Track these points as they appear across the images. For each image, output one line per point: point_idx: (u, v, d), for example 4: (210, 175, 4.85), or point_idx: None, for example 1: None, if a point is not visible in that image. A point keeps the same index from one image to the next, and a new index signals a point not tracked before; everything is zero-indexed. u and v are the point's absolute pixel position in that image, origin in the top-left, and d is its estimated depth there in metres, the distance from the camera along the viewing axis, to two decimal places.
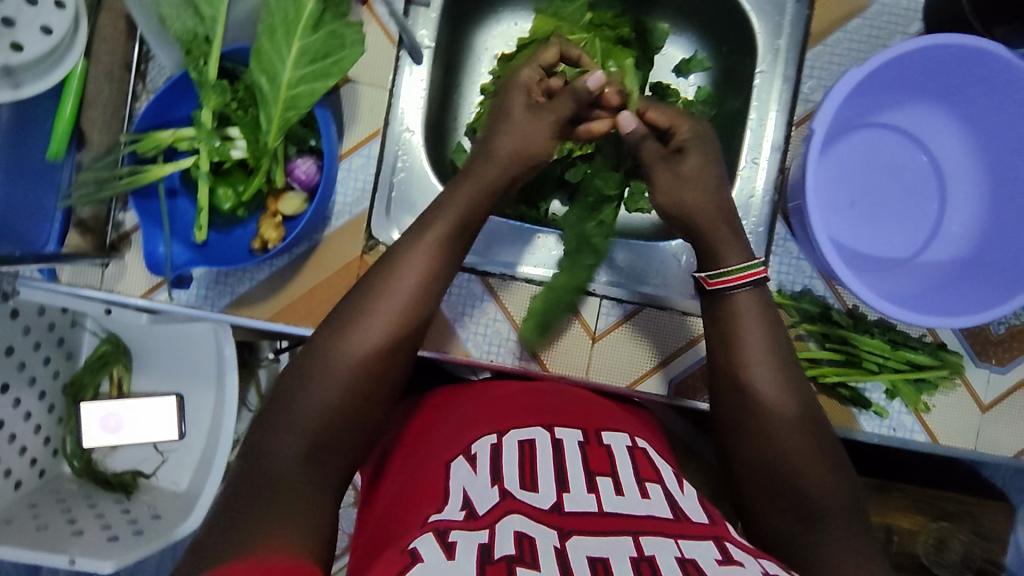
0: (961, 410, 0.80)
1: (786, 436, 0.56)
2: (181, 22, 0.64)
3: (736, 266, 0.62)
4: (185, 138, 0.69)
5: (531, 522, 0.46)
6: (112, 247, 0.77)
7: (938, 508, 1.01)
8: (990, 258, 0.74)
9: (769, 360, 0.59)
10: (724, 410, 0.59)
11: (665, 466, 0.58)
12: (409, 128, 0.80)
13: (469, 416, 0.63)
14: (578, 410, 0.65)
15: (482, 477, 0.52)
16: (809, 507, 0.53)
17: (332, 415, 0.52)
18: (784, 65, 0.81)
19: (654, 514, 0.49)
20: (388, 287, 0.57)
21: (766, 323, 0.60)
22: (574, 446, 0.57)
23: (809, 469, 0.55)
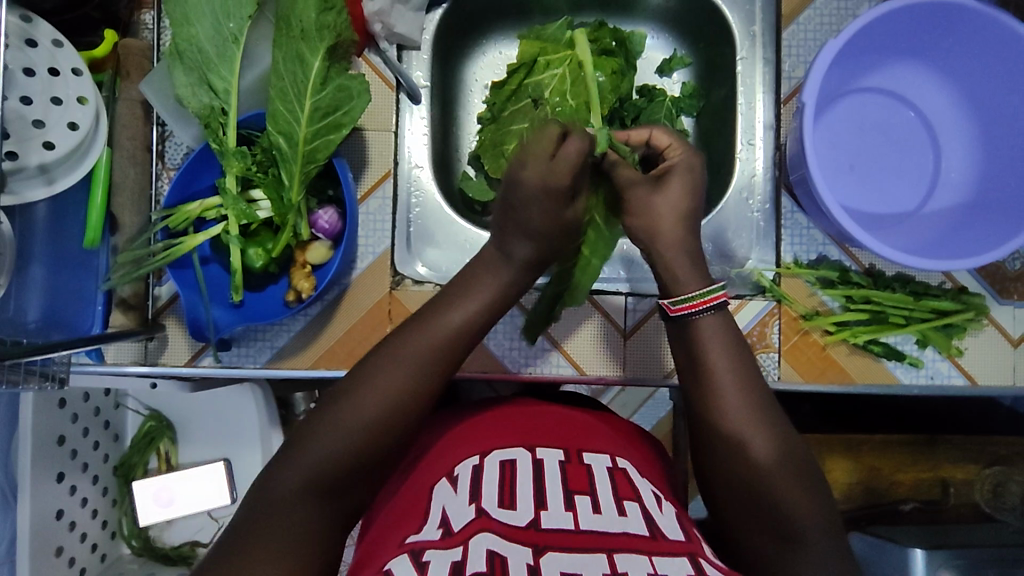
0: (993, 349, 0.82)
1: (762, 454, 0.57)
2: (198, 99, 0.68)
3: (698, 291, 0.63)
4: (212, 207, 0.73)
5: (504, 540, 0.51)
6: (155, 320, 0.78)
7: (989, 453, 1.02)
8: (991, 197, 0.77)
9: (736, 373, 0.60)
10: (701, 427, 0.61)
11: (642, 485, 0.62)
12: (417, 164, 0.84)
13: (461, 437, 0.68)
14: (562, 426, 0.69)
15: (462, 496, 0.57)
16: (786, 527, 0.54)
17: (342, 460, 0.53)
18: (762, 49, 0.85)
19: (632, 531, 0.53)
20: (409, 342, 0.57)
21: (731, 339, 0.62)
22: (553, 465, 0.61)
23: (785, 487, 0.56)
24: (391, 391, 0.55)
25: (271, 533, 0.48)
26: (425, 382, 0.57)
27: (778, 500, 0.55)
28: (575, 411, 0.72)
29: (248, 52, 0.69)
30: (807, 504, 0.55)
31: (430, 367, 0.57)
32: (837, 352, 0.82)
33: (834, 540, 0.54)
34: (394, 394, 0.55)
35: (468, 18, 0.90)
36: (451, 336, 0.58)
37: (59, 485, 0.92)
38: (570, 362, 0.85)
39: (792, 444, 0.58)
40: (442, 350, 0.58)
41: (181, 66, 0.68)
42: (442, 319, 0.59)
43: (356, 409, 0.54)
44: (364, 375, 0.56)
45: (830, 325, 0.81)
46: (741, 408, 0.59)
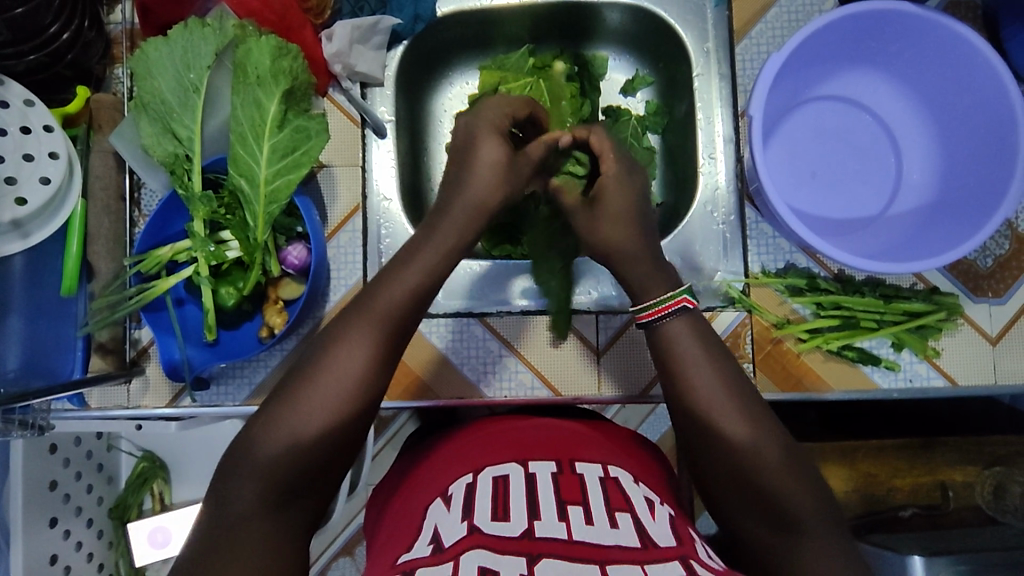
0: (971, 348, 0.81)
1: (747, 449, 0.57)
2: (162, 147, 0.70)
3: (656, 300, 0.63)
4: (183, 250, 0.75)
5: (494, 554, 0.50)
6: (133, 364, 0.80)
7: (988, 453, 1.00)
8: (954, 196, 0.77)
9: (710, 365, 0.60)
10: (685, 425, 0.60)
11: (634, 492, 0.62)
12: (386, 197, 0.85)
13: (453, 455, 0.69)
14: (551, 444, 0.68)
15: (455, 513, 0.57)
16: (784, 516, 0.55)
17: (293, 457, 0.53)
18: (717, 65, 0.87)
19: (623, 543, 0.53)
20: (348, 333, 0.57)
21: (701, 336, 0.61)
22: (546, 476, 0.61)
23: (780, 478, 0.55)
24: (335, 391, 0.55)
25: (234, 551, 0.49)
26: (368, 372, 0.56)
27: (772, 497, 0.55)
28: (570, 425, 0.73)
29: (209, 100, 0.72)
30: (796, 490, 0.55)
31: (372, 360, 0.56)
32: (811, 359, 0.81)
33: (830, 525, 0.55)
34: (340, 392, 0.55)
35: (433, 53, 0.93)
36: (388, 323, 0.57)
37: (53, 530, 0.93)
38: (546, 384, 0.85)
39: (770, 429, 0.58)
40: (384, 340, 0.57)
41: (146, 115, 0.71)
42: (381, 301, 0.58)
43: (306, 409, 0.54)
44: (306, 373, 0.55)
45: (801, 333, 0.80)
46: (722, 402, 0.58)
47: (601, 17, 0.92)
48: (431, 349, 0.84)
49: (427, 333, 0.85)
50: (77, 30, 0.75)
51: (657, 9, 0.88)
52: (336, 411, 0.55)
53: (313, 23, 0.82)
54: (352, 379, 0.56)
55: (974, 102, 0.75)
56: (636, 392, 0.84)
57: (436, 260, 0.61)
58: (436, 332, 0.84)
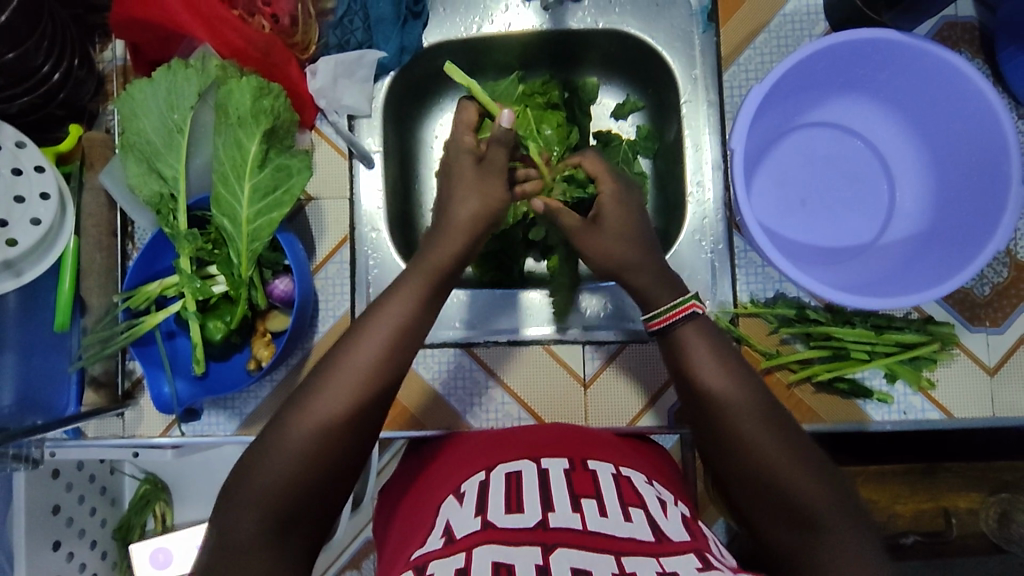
0: (967, 379, 0.79)
1: (764, 453, 0.55)
2: (149, 187, 0.72)
3: (667, 303, 0.63)
4: (172, 285, 0.76)
5: (507, 548, 0.50)
6: (126, 396, 0.82)
7: (994, 479, 0.96)
8: (946, 224, 0.75)
9: (720, 368, 0.59)
10: (702, 433, 0.59)
11: (647, 490, 0.61)
12: (375, 228, 0.85)
13: (458, 461, 0.69)
14: (558, 444, 0.68)
15: (467, 508, 0.57)
16: (806, 517, 0.53)
17: (295, 484, 0.52)
18: (704, 91, 0.86)
19: (637, 536, 0.52)
20: (336, 360, 0.57)
21: (714, 346, 0.60)
22: (558, 473, 0.61)
23: (795, 480, 0.54)
24: (329, 412, 0.55)
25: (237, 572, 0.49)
26: (359, 398, 0.56)
27: (787, 492, 0.54)
28: (576, 425, 0.72)
29: (193, 139, 0.74)
30: (818, 492, 0.54)
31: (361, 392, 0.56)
32: (802, 391, 0.80)
33: (852, 521, 0.53)
34: (323, 419, 0.55)
35: (422, 82, 0.93)
36: (366, 366, 0.56)
37: (56, 553, 0.90)
38: (532, 414, 0.84)
39: (789, 434, 0.57)
40: (374, 370, 0.57)
41: (133, 157, 0.72)
42: (354, 337, 0.58)
43: (298, 433, 0.54)
44: (300, 399, 0.56)
45: (792, 363, 0.79)
46: (734, 407, 0.57)
47: (591, 44, 0.91)
48: (418, 380, 0.85)
49: (416, 365, 0.85)
50: (67, 69, 0.77)
51: (644, 35, 0.88)
52: (329, 431, 0.54)
53: (299, 58, 0.84)
54: (345, 402, 0.55)
55: (969, 127, 0.73)
56: (624, 422, 0.84)
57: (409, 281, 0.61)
58: (422, 363, 0.85)
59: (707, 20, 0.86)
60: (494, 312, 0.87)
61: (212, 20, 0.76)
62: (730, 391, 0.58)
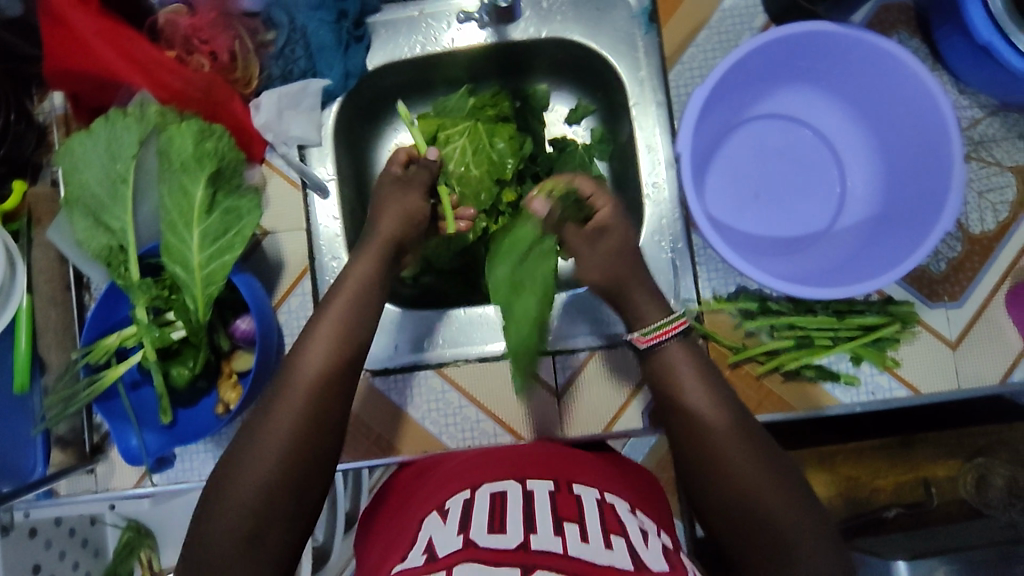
0: (930, 354, 0.80)
1: (749, 476, 0.58)
2: (96, 241, 0.70)
3: (660, 321, 0.65)
4: (129, 336, 0.73)
5: (488, 566, 0.49)
6: (94, 451, 0.80)
7: (969, 445, 0.99)
8: (897, 207, 0.77)
9: (700, 384, 0.62)
10: (683, 453, 0.62)
11: (629, 518, 0.61)
12: (335, 256, 0.85)
13: (444, 474, 0.70)
14: (542, 462, 0.69)
15: (449, 526, 0.57)
16: (780, 540, 0.55)
17: (261, 495, 0.56)
18: (652, 93, 0.86)
19: (617, 564, 0.52)
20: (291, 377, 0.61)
21: (701, 368, 0.64)
22: (543, 494, 0.61)
23: (774, 505, 0.56)
24: (285, 424, 0.58)
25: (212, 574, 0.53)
26: (306, 430, 0.59)
27: (759, 510, 0.57)
28: (560, 447, 0.74)
29: (139, 187, 0.72)
30: (794, 515, 0.56)
31: (314, 406, 0.60)
32: (771, 381, 0.81)
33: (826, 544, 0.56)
34: (283, 432, 0.58)
35: (371, 104, 0.93)
36: (318, 381, 0.61)
37: None
38: (508, 429, 0.83)
39: (772, 455, 0.59)
40: (328, 385, 0.61)
41: (77, 212, 0.70)
42: (304, 357, 0.62)
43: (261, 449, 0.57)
44: (259, 416, 0.60)
45: (759, 356, 0.80)
46: (719, 427, 0.60)
47: (537, 53, 0.91)
48: (391, 407, 0.84)
49: (387, 392, 0.84)
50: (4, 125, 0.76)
51: (587, 41, 0.88)
52: (289, 443, 0.58)
53: (242, 93, 0.82)
54: (296, 415, 0.59)
55: (909, 111, 0.74)
56: (601, 428, 0.83)
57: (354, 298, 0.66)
58: (393, 389, 0.84)
59: (648, 21, 0.86)
60: (454, 330, 0.86)
61: (147, 64, 0.75)
62: (712, 409, 0.61)
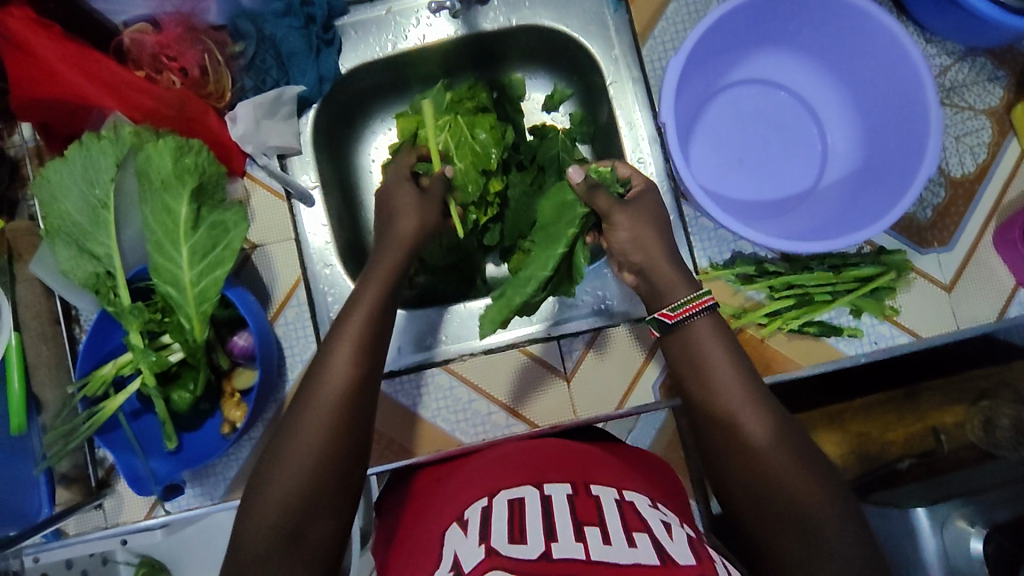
0: (927, 299, 0.81)
1: (777, 459, 0.56)
2: (82, 269, 0.69)
3: (690, 295, 0.65)
4: (126, 363, 0.72)
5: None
6: (101, 484, 0.79)
7: (972, 388, 1.00)
8: (879, 158, 0.77)
9: (732, 365, 0.61)
10: (710, 435, 0.60)
11: (650, 516, 0.59)
12: (327, 263, 0.84)
13: (464, 481, 0.68)
14: (562, 460, 0.68)
15: (470, 538, 0.54)
16: (808, 526, 0.53)
17: (288, 509, 0.54)
18: (628, 69, 0.86)
19: (641, 561, 0.49)
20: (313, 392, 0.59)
21: (728, 347, 0.63)
22: (562, 497, 0.59)
23: (801, 490, 0.55)
24: (307, 441, 0.56)
25: None
26: (331, 442, 0.57)
27: (789, 500, 0.54)
28: (573, 442, 0.73)
29: (120, 211, 0.71)
30: (822, 502, 0.54)
31: (335, 423, 0.57)
32: (775, 341, 0.82)
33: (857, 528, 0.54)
34: (306, 452, 0.56)
35: (347, 108, 0.92)
36: (337, 398, 0.58)
37: None
38: (521, 418, 0.83)
39: (796, 437, 0.58)
40: (346, 400, 0.59)
41: (59, 242, 0.69)
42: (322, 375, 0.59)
43: (284, 469, 0.55)
44: (278, 436, 0.57)
45: (760, 318, 0.81)
46: (746, 407, 0.59)
47: (508, 42, 0.91)
48: (401, 409, 0.83)
49: (395, 395, 0.83)
50: None
51: (558, 25, 0.88)
52: (313, 458, 0.55)
53: (216, 107, 0.82)
54: (321, 428, 0.57)
55: (881, 62, 0.75)
56: (612, 407, 0.84)
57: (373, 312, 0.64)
58: (401, 390, 0.83)
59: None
60: (451, 327, 0.85)
61: (118, 87, 0.74)
62: (738, 388, 0.60)
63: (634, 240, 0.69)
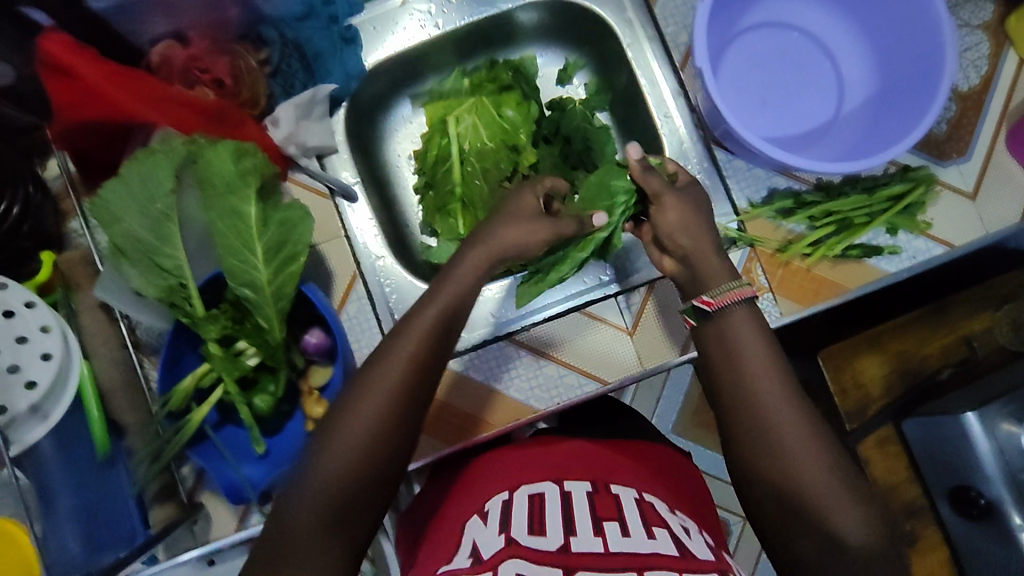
0: (956, 208, 0.86)
1: (797, 451, 0.58)
2: (154, 284, 0.69)
3: (732, 284, 0.67)
4: (205, 373, 0.74)
5: (532, 565, 0.52)
6: (192, 501, 0.77)
7: (997, 293, 1.00)
8: (896, 80, 0.82)
9: (761, 348, 0.63)
10: (729, 409, 0.62)
11: (669, 517, 0.65)
12: (379, 254, 0.85)
13: (489, 479, 0.73)
14: (581, 463, 0.74)
15: (489, 531, 0.60)
16: (811, 506, 0.56)
17: (334, 491, 0.55)
18: (642, 30, 0.89)
19: (662, 553, 0.55)
20: (367, 381, 0.59)
21: (759, 329, 0.64)
22: (581, 495, 0.65)
23: (813, 479, 0.57)
24: (357, 431, 0.56)
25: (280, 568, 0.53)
26: (382, 429, 0.57)
27: (802, 487, 0.57)
28: (591, 442, 0.79)
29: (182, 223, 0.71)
30: (831, 487, 0.57)
31: (383, 415, 0.57)
32: (821, 268, 0.85)
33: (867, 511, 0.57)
34: (354, 440, 0.56)
35: (372, 104, 0.93)
36: (387, 395, 0.58)
37: None
38: (591, 377, 0.85)
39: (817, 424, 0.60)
40: (395, 401, 0.58)
41: (125, 261, 0.69)
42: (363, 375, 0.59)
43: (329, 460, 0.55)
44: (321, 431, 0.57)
45: (805, 248, 0.84)
46: (771, 388, 0.61)
47: (519, 20, 0.94)
48: (472, 385, 0.84)
49: (465, 372, 0.84)
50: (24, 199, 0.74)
51: None
52: (361, 447, 0.56)
53: (251, 114, 0.82)
54: (370, 421, 0.57)
55: None
56: (675, 353, 0.86)
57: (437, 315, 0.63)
58: (470, 367, 0.84)
59: None
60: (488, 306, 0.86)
61: (161, 103, 0.74)
62: (767, 366, 0.62)
63: (682, 224, 0.72)
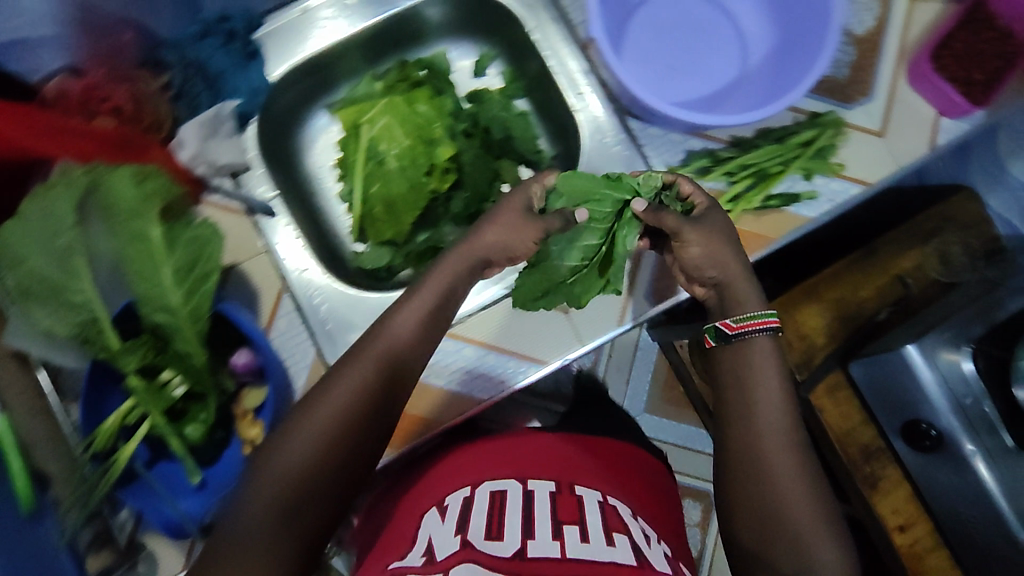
0: (867, 147, 0.87)
1: (787, 477, 0.64)
2: (63, 322, 0.67)
3: (755, 312, 0.69)
4: (129, 410, 0.71)
5: (484, 570, 0.53)
6: (132, 543, 0.75)
7: (920, 228, 0.99)
8: (792, 29, 0.83)
9: (772, 384, 0.67)
10: (732, 430, 0.67)
11: (632, 521, 0.67)
12: (300, 266, 0.82)
13: (458, 472, 0.76)
14: (554, 465, 0.76)
15: (447, 526, 0.62)
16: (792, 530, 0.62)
17: (285, 493, 0.58)
18: (545, 11, 0.88)
19: (617, 560, 0.56)
20: (327, 394, 0.62)
21: (776, 368, 0.68)
22: (542, 494, 0.68)
23: (795, 506, 0.63)
24: (311, 441, 0.60)
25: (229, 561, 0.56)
26: (338, 434, 0.61)
27: (786, 513, 0.62)
28: (565, 445, 0.81)
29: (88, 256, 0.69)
30: (813, 517, 0.63)
31: (348, 424, 0.62)
32: (745, 221, 0.85)
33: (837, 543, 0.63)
34: (309, 445, 0.60)
35: (283, 117, 0.92)
36: (351, 413, 0.62)
37: None
38: (532, 360, 0.82)
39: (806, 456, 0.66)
40: (359, 411, 0.62)
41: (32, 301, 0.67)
42: (332, 395, 0.62)
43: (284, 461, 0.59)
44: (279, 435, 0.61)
45: (727, 204, 0.84)
46: (772, 422, 0.66)
47: (422, 17, 0.93)
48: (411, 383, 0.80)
49: None
50: None
51: None
52: (319, 451, 0.60)
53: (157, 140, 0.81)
54: (329, 430, 0.61)
55: None
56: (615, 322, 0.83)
57: (411, 340, 0.66)
58: None
59: None
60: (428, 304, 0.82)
61: (58, 136, 0.72)
62: (772, 401, 0.67)
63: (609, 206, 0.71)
